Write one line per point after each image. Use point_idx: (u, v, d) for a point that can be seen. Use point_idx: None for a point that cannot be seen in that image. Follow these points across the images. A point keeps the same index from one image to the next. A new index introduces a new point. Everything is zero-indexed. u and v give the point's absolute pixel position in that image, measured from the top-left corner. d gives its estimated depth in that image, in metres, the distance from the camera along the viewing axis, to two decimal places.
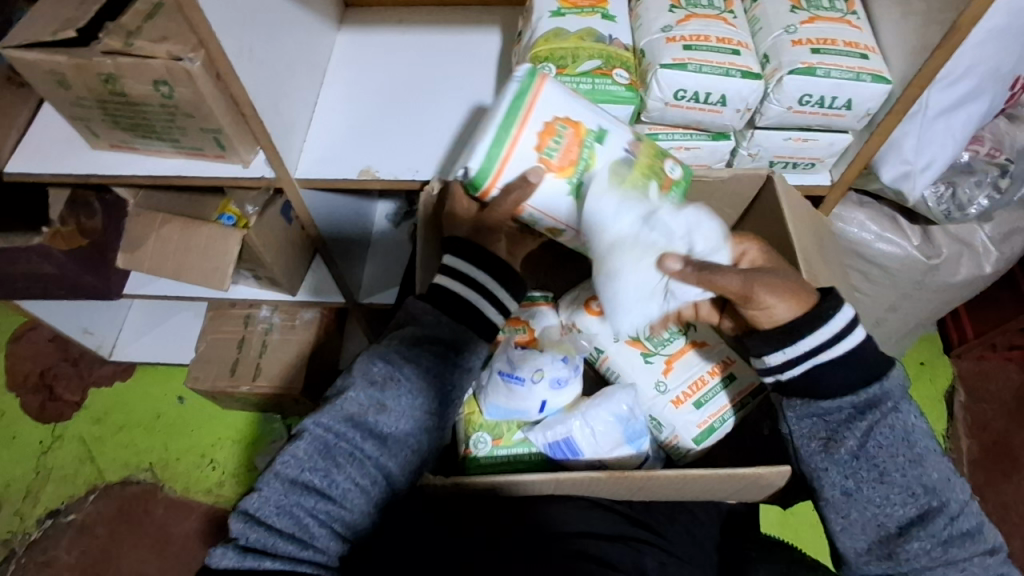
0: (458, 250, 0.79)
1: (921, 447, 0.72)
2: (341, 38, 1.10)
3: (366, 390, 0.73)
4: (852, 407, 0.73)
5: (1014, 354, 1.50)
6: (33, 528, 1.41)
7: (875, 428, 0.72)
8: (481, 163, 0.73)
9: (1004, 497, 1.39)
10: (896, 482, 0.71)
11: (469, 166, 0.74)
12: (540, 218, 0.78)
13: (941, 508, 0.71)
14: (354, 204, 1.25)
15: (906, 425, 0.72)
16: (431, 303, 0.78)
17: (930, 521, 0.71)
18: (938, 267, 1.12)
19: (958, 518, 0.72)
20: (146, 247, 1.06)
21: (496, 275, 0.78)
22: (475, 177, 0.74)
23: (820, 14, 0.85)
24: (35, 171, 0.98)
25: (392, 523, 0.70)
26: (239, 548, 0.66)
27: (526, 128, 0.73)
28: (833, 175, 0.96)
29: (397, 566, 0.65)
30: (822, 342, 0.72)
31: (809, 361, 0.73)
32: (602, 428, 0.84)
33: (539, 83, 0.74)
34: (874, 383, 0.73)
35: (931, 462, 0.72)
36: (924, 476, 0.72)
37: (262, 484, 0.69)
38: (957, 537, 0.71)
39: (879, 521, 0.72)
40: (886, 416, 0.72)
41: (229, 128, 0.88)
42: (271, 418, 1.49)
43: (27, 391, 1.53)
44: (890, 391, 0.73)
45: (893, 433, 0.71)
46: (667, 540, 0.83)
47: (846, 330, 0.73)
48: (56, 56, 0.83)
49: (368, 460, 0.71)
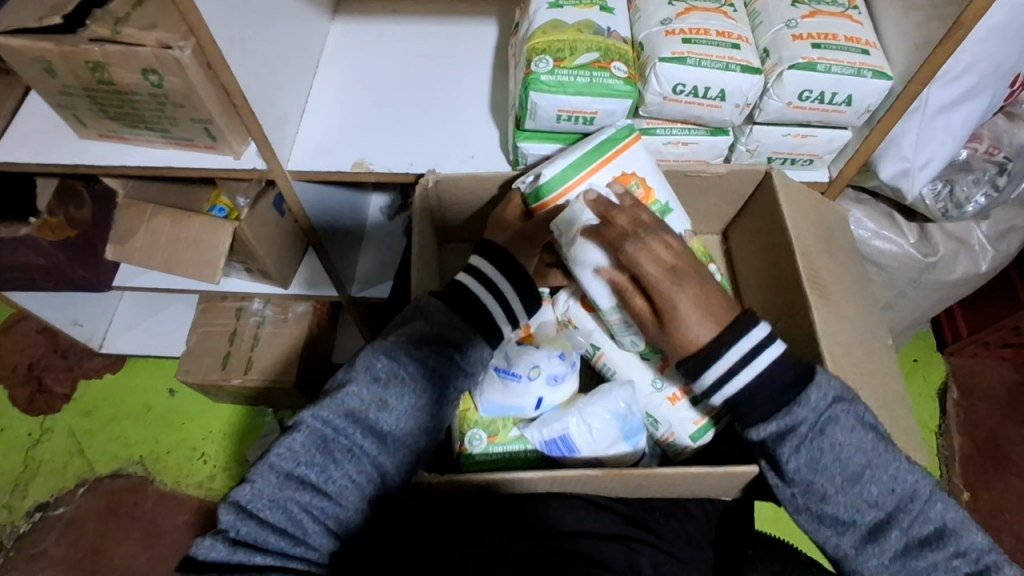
0: (489, 254, 0.81)
1: (857, 464, 0.69)
2: (335, 28, 1.08)
3: (368, 385, 0.71)
4: (775, 434, 0.70)
5: (1007, 352, 1.50)
6: (21, 521, 1.40)
7: (802, 453, 0.69)
8: (556, 174, 0.82)
9: (995, 494, 1.39)
10: (836, 502, 0.69)
11: (544, 170, 0.82)
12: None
13: (890, 520, 0.69)
14: (349, 196, 1.23)
15: (832, 445, 0.69)
16: (446, 302, 0.78)
17: (881, 536, 0.69)
18: (934, 265, 1.12)
19: (911, 527, 0.69)
20: (136, 238, 1.04)
21: (517, 284, 0.80)
22: (545, 183, 0.82)
23: (822, 8, 0.84)
24: (22, 160, 0.96)
25: (384, 529, 0.69)
26: (228, 541, 0.65)
27: (606, 166, 0.83)
28: (832, 172, 0.96)
29: (382, 566, 0.65)
30: (722, 373, 0.71)
31: (719, 394, 0.73)
32: (599, 425, 0.83)
33: (632, 138, 0.84)
34: (785, 410, 0.70)
35: (870, 477, 0.69)
36: (866, 492, 0.69)
37: (255, 475, 0.67)
38: (915, 546, 0.68)
39: (834, 540, 0.71)
40: (809, 439, 0.69)
41: (220, 118, 0.87)
42: (263, 411, 1.48)
43: (16, 383, 1.51)
44: (804, 416, 0.69)
45: (824, 456, 0.69)
46: (664, 540, 0.83)
47: (748, 358, 0.71)
48: (43, 42, 0.81)
49: (366, 457, 0.69)
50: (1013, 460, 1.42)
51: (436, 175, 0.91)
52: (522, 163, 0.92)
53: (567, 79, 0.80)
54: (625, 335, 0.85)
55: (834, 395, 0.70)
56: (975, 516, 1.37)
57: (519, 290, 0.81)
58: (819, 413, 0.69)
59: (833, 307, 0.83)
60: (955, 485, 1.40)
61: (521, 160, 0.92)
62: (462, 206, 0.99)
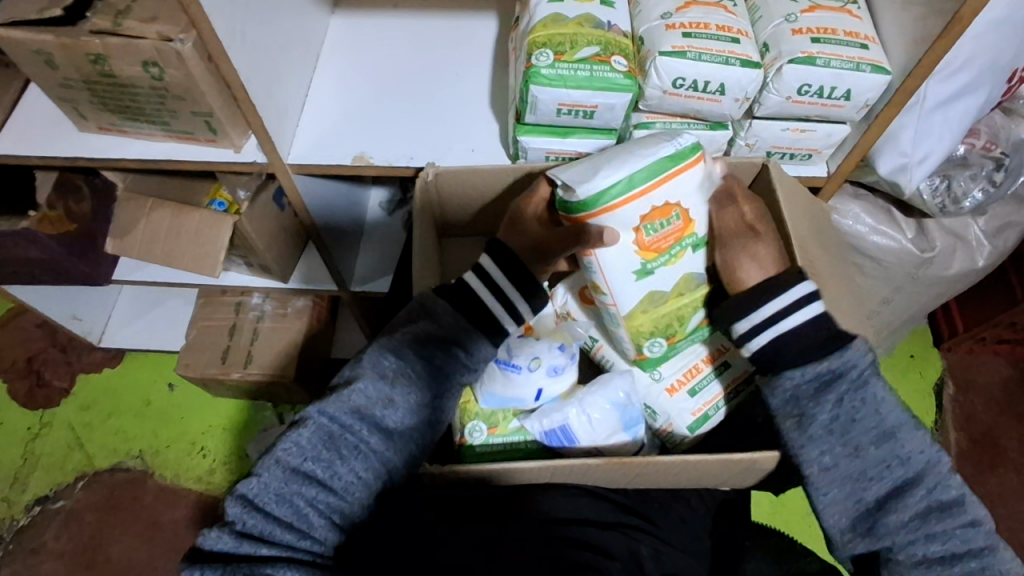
0: (492, 251, 0.79)
1: (891, 420, 0.71)
2: (335, 22, 1.08)
3: (375, 383, 0.72)
4: (818, 381, 0.72)
5: (1002, 347, 1.51)
6: (21, 514, 1.40)
7: (843, 402, 0.71)
8: (597, 194, 0.74)
9: (991, 488, 1.40)
10: (867, 455, 0.70)
11: (584, 188, 0.74)
12: (596, 270, 0.79)
13: (916, 481, 0.70)
14: (347, 190, 1.23)
15: (872, 398, 0.71)
16: (452, 302, 0.77)
17: (905, 494, 0.70)
18: (931, 260, 1.12)
19: (934, 491, 0.70)
20: (137, 231, 1.05)
21: (519, 284, 0.78)
22: (582, 199, 0.74)
23: (821, 3, 0.84)
24: (22, 154, 0.96)
25: (389, 519, 0.70)
26: (234, 533, 0.65)
27: (651, 193, 0.76)
28: (831, 166, 0.96)
29: (381, 565, 0.66)
30: (779, 310, 0.74)
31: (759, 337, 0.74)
32: (599, 415, 0.84)
33: (688, 163, 0.77)
34: (832, 356, 0.71)
35: (901, 435, 0.71)
36: (897, 449, 0.70)
37: (262, 470, 0.68)
38: (936, 510, 0.70)
39: (857, 496, 0.71)
40: (852, 388, 0.71)
41: (220, 111, 0.87)
42: (263, 406, 1.48)
43: (14, 377, 1.51)
44: (852, 363, 0.71)
45: (863, 406, 0.71)
46: (661, 529, 0.83)
47: (806, 301, 0.73)
48: (43, 34, 0.81)
49: (372, 454, 0.70)
50: (1007, 454, 1.43)
51: (436, 168, 0.91)
52: (523, 157, 0.92)
53: (568, 73, 0.81)
54: (624, 343, 0.87)
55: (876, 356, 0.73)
56: None
57: (524, 293, 0.78)
58: (863, 367, 0.71)
59: (832, 301, 0.83)
60: None
61: (521, 154, 0.92)
62: (462, 200, 0.98)
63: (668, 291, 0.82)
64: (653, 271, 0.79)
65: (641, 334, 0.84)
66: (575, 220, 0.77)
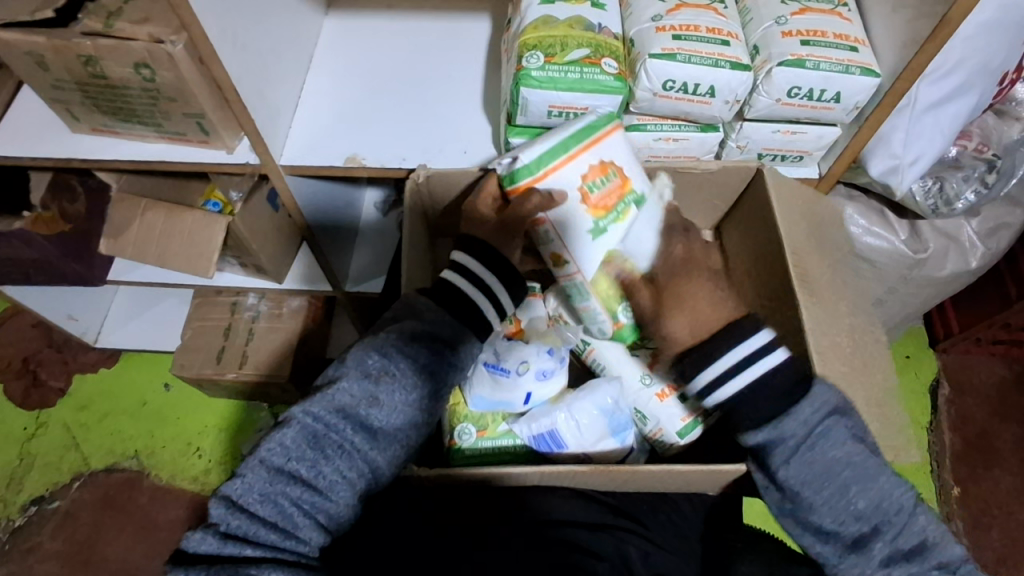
0: (473, 249, 0.80)
1: (842, 478, 0.69)
2: (329, 22, 1.08)
3: (359, 381, 0.71)
4: (765, 444, 0.71)
5: (997, 348, 1.51)
6: (17, 514, 1.40)
7: (793, 466, 0.69)
8: (533, 158, 0.79)
9: (984, 490, 1.40)
10: (821, 514, 0.69)
11: (523, 154, 0.79)
12: (553, 237, 0.80)
13: (876, 533, 0.69)
14: (342, 191, 1.23)
15: (823, 457, 0.69)
16: (436, 300, 0.78)
17: (865, 547, 0.69)
18: (923, 262, 1.13)
19: (895, 540, 0.69)
20: (130, 232, 1.05)
21: (505, 278, 0.80)
22: (523, 167, 0.79)
23: (811, 5, 0.84)
24: (16, 155, 0.96)
25: (382, 525, 0.69)
26: (219, 534, 0.65)
27: (585, 153, 0.79)
28: (822, 168, 0.96)
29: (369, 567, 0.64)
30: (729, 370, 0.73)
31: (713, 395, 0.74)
32: (587, 420, 0.84)
33: (612, 127, 0.82)
34: (776, 422, 0.70)
35: (858, 491, 0.69)
36: (853, 505, 0.69)
37: (246, 470, 0.68)
38: (899, 557, 0.69)
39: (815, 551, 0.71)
40: (801, 450, 0.69)
41: (213, 113, 0.87)
42: (258, 406, 1.48)
43: (10, 377, 1.52)
44: (793, 431, 0.69)
45: (813, 468, 0.69)
46: (651, 531, 0.83)
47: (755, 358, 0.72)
48: (35, 36, 0.81)
49: (357, 453, 0.70)
50: (1002, 455, 1.43)
51: (428, 170, 0.91)
52: None
53: (558, 75, 0.81)
54: (597, 317, 0.87)
55: (827, 409, 0.71)
56: (963, 510, 1.38)
57: (507, 283, 0.80)
58: (810, 427, 0.70)
59: (822, 303, 0.83)
60: (945, 480, 1.41)
61: None
62: (454, 200, 0.98)
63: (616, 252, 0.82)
64: (606, 229, 0.80)
65: (612, 299, 0.86)
66: (518, 191, 0.80)
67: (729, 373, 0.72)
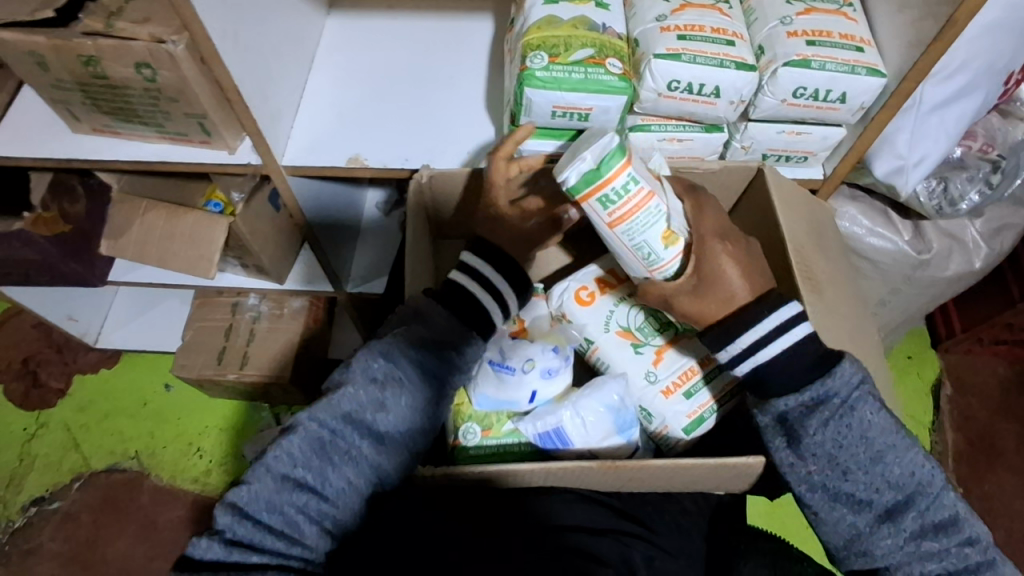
0: (481, 254, 0.81)
1: (880, 443, 0.69)
2: (330, 23, 1.08)
3: (365, 388, 0.71)
4: (803, 405, 0.70)
5: (1001, 349, 1.50)
6: (17, 515, 1.40)
7: (829, 427, 0.69)
8: (618, 144, 0.69)
9: (988, 490, 1.40)
10: (855, 480, 0.70)
11: (607, 142, 0.69)
12: (662, 213, 0.72)
13: (909, 503, 0.70)
14: (343, 191, 1.22)
15: (860, 422, 0.69)
16: (444, 305, 0.78)
17: (898, 517, 0.69)
18: (927, 262, 1.12)
19: (927, 512, 0.69)
20: (131, 232, 1.04)
21: (514, 284, 0.82)
22: (618, 145, 0.69)
23: (816, 6, 0.84)
24: (16, 155, 0.96)
25: (392, 519, 0.69)
26: (224, 541, 0.65)
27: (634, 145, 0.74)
28: (827, 168, 0.96)
29: (384, 564, 0.65)
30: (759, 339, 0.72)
31: (749, 360, 0.73)
32: (592, 418, 0.84)
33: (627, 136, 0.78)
34: (818, 382, 0.70)
35: (893, 458, 0.69)
36: (887, 473, 0.69)
37: (252, 477, 0.67)
38: (931, 530, 0.69)
39: (848, 519, 0.71)
40: (839, 413, 0.69)
41: (214, 113, 0.87)
42: (259, 406, 1.48)
43: (10, 378, 1.51)
44: (836, 390, 0.69)
45: (849, 431, 0.69)
46: (656, 534, 0.83)
47: (787, 326, 0.72)
48: (35, 36, 0.81)
49: (364, 460, 0.70)
50: (1005, 455, 1.43)
51: (431, 170, 0.91)
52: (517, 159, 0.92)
53: (562, 75, 0.80)
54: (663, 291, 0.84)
55: (864, 375, 0.70)
56: None
57: (517, 288, 0.82)
58: (849, 390, 0.69)
59: (827, 303, 0.83)
60: (948, 481, 1.40)
61: (516, 157, 0.92)
62: (455, 201, 0.98)
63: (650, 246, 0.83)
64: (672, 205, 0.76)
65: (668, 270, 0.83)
66: (608, 184, 0.69)
67: (766, 337, 0.72)
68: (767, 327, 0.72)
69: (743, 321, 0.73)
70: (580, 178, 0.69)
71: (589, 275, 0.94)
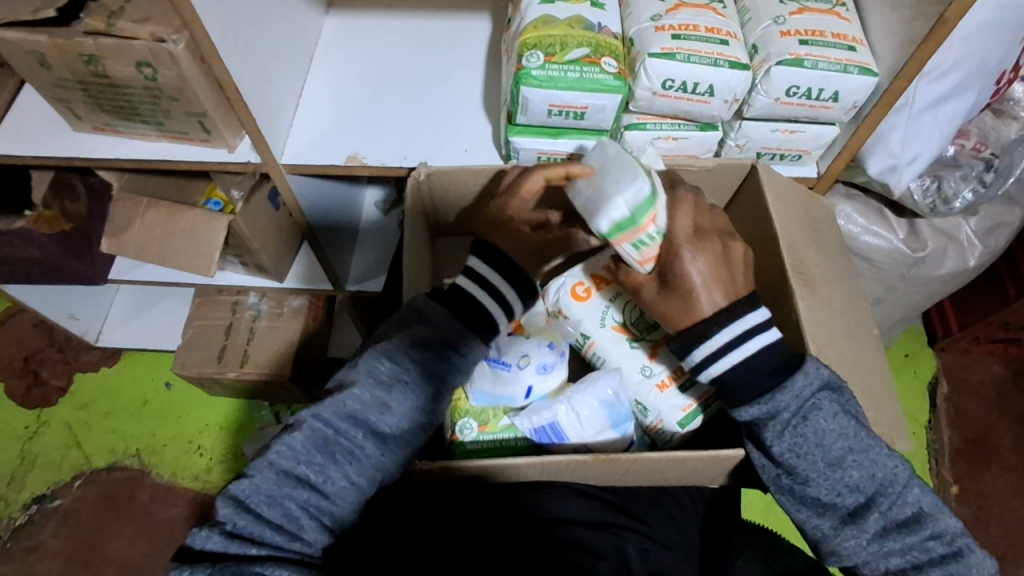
0: (486, 257, 0.81)
1: (838, 449, 0.70)
2: (329, 22, 1.09)
3: (370, 388, 0.72)
4: (763, 414, 0.71)
5: (996, 347, 1.51)
6: (18, 513, 1.41)
7: (786, 437, 0.70)
8: (649, 191, 0.74)
9: (983, 488, 1.41)
10: (816, 486, 0.70)
11: (639, 186, 0.73)
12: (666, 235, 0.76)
13: (871, 503, 0.70)
14: (341, 190, 1.23)
15: (816, 431, 0.70)
16: (448, 306, 0.78)
17: (861, 518, 0.70)
18: (922, 260, 1.13)
19: (889, 511, 0.70)
20: (132, 231, 1.05)
21: (517, 286, 0.81)
22: (649, 192, 0.73)
23: (809, 5, 0.85)
24: (19, 154, 0.97)
25: (390, 517, 0.71)
26: (225, 533, 0.66)
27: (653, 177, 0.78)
28: (821, 167, 0.97)
29: (356, 565, 0.66)
30: (714, 351, 0.74)
31: (707, 372, 0.75)
32: (587, 413, 0.84)
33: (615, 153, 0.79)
34: (768, 395, 0.71)
35: (851, 462, 0.70)
36: (848, 477, 0.70)
37: (254, 471, 0.68)
38: (894, 528, 0.70)
39: (813, 522, 0.72)
40: (795, 423, 0.70)
41: (213, 112, 0.88)
42: (260, 404, 1.49)
43: (12, 376, 1.52)
44: (787, 403, 0.70)
45: (805, 440, 0.70)
46: (650, 526, 0.84)
47: (740, 339, 0.73)
48: (38, 36, 0.82)
49: (366, 460, 0.70)
50: (1001, 453, 1.44)
51: (429, 168, 0.91)
52: (514, 158, 0.93)
53: (558, 74, 0.81)
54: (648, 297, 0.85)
55: (820, 382, 0.71)
56: (963, 508, 1.39)
57: (522, 293, 0.81)
58: (801, 401, 0.70)
59: (820, 300, 0.84)
60: (944, 478, 1.41)
61: (513, 155, 0.93)
62: (452, 199, 0.99)
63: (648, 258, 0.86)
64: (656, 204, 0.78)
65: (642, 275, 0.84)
66: (642, 230, 0.74)
67: (718, 352, 0.73)
68: (721, 339, 0.73)
69: (705, 329, 0.74)
70: (615, 225, 0.74)
71: (586, 270, 0.94)
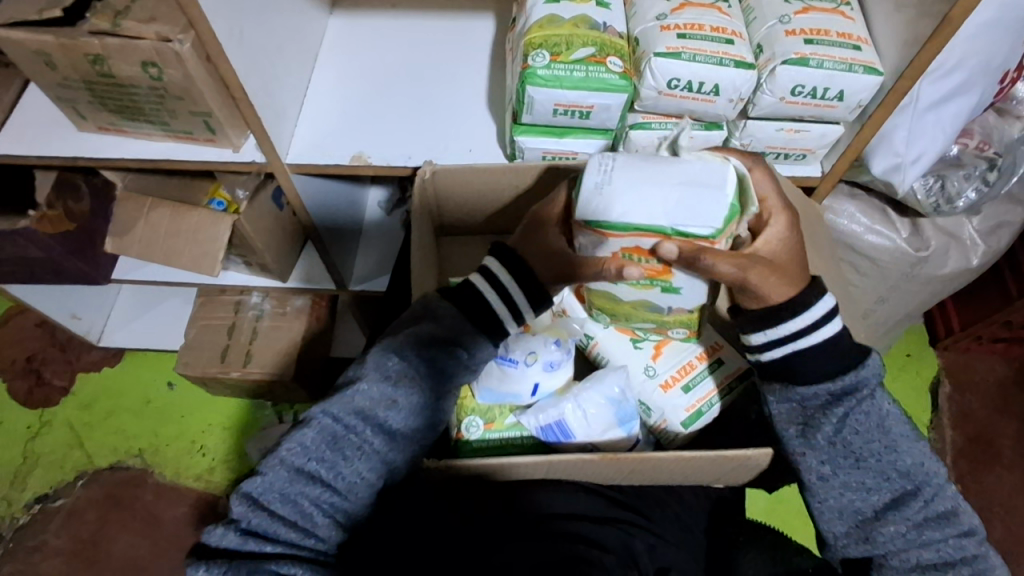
0: (507, 262, 0.77)
1: (895, 433, 0.73)
2: (333, 22, 1.09)
3: (378, 383, 0.72)
4: (830, 395, 0.73)
5: (999, 347, 1.51)
6: (21, 513, 1.41)
7: (848, 416, 0.73)
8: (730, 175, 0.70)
9: (986, 487, 1.41)
10: (867, 468, 0.73)
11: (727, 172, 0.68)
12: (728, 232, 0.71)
13: (915, 493, 0.73)
14: (343, 189, 1.23)
15: (880, 411, 0.73)
16: (459, 305, 0.77)
17: (904, 505, 0.73)
18: (926, 259, 1.13)
19: (932, 502, 0.73)
20: (135, 231, 1.05)
21: (534, 301, 0.76)
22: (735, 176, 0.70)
23: (814, 4, 0.85)
24: (23, 154, 0.97)
25: (410, 518, 0.73)
26: (240, 531, 0.66)
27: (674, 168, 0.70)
28: (825, 166, 0.97)
29: (407, 565, 0.68)
30: (806, 326, 0.72)
31: (784, 346, 0.73)
32: (594, 410, 0.85)
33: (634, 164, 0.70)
34: (851, 372, 0.73)
35: (907, 448, 0.73)
36: (899, 463, 0.73)
37: (266, 469, 0.68)
38: (932, 519, 0.73)
39: (855, 505, 0.74)
40: (861, 403, 0.73)
41: (219, 111, 0.88)
42: (262, 404, 1.49)
43: (14, 376, 1.52)
44: (867, 381, 0.73)
45: (868, 419, 0.73)
46: (654, 523, 0.84)
47: (829, 316, 0.73)
48: (43, 35, 0.82)
49: (376, 455, 0.71)
50: (1003, 452, 1.44)
51: (434, 167, 0.91)
52: (519, 156, 0.93)
53: (564, 73, 0.81)
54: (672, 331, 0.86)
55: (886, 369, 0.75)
56: None
57: (535, 304, 0.76)
58: (875, 380, 0.73)
59: None
60: None
61: (517, 154, 0.93)
62: (458, 198, 0.98)
63: (624, 298, 0.79)
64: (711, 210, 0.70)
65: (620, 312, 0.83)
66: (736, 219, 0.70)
67: (807, 327, 0.72)
68: (814, 314, 0.72)
69: (787, 310, 0.72)
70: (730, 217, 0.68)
71: None
